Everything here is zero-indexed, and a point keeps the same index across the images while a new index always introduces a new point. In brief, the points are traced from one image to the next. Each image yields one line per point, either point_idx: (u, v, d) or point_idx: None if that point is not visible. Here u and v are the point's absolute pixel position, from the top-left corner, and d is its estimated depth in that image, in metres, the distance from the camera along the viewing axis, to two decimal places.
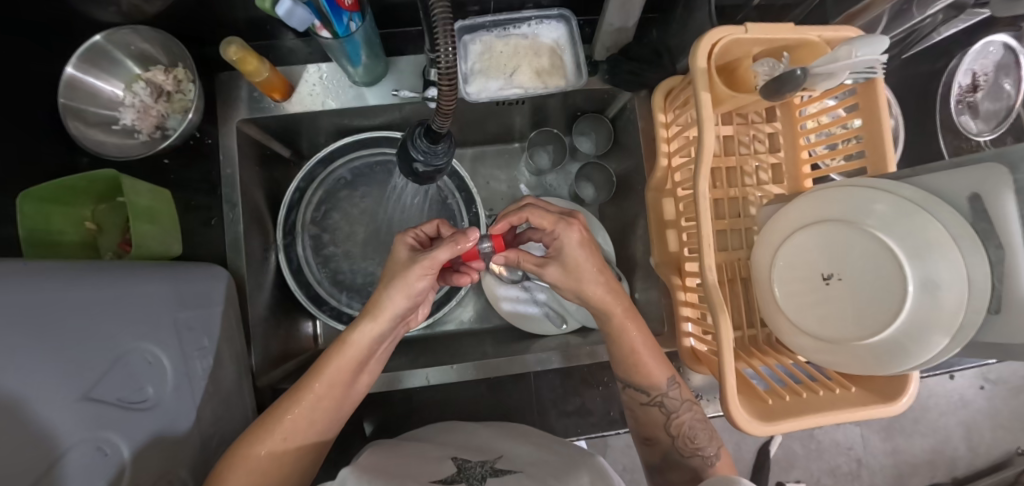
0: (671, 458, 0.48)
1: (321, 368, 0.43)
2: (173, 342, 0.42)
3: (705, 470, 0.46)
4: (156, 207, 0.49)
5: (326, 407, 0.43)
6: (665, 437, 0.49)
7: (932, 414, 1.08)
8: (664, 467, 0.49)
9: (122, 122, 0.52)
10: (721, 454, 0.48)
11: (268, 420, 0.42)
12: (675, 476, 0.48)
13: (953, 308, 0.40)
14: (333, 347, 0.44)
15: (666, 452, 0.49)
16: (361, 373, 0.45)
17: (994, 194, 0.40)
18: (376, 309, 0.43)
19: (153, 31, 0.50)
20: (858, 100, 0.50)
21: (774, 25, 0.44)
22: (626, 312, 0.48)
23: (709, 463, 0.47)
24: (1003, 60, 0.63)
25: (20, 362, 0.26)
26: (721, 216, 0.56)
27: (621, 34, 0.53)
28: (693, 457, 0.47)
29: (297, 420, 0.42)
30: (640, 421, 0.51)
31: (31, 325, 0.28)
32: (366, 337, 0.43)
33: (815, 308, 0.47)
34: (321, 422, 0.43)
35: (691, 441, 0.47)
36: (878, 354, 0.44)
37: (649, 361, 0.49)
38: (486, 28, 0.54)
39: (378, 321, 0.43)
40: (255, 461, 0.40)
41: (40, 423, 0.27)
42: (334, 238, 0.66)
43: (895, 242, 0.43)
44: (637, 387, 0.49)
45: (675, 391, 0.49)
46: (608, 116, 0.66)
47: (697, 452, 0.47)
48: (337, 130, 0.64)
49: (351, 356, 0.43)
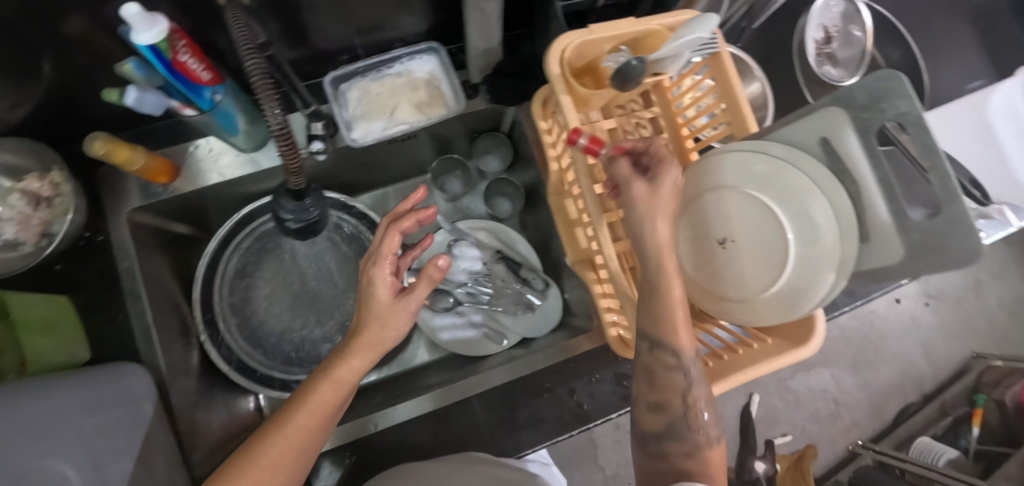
0: (675, 430, 0.42)
1: (306, 400, 0.36)
2: (83, 453, 0.39)
3: (701, 450, 0.42)
4: (49, 315, 0.47)
5: (315, 445, 0.37)
6: (676, 404, 0.42)
7: (890, 340, 1.15)
8: (661, 436, 0.43)
9: (2, 237, 0.50)
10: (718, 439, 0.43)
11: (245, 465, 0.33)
12: (684, 465, 0.41)
13: (830, 247, 0.44)
14: (315, 377, 0.38)
15: (672, 422, 0.42)
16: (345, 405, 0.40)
17: (838, 134, 0.43)
18: (364, 339, 0.38)
19: (22, 141, 0.49)
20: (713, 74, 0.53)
21: (613, 22, 0.47)
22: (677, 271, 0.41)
23: (710, 443, 0.42)
24: (846, 11, 0.70)
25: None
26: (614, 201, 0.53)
27: (489, 56, 0.56)
28: (698, 432, 0.42)
29: (279, 464, 0.34)
30: (654, 385, 0.43)
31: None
32: (352, 372, 0.38)
33: (722, 271, 0.50)
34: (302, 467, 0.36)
35: (701, 415, 0.42)
36: (780, 302, 0.46)
37: (684, 325, 0.41)
38: (361, 74, 0.55)
39: (370, 350, 0.39)
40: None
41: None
42: (258, 306, 0.65)
43: (771, 199, 0.47)
44: (665, 341, 0.41)
45: (699, 364, 0.43)
46: (504, 131, 0.68)
47: (702, 428, 0.42)
48: (240, 198, 0.64)
49: (344, 388, 0.38)
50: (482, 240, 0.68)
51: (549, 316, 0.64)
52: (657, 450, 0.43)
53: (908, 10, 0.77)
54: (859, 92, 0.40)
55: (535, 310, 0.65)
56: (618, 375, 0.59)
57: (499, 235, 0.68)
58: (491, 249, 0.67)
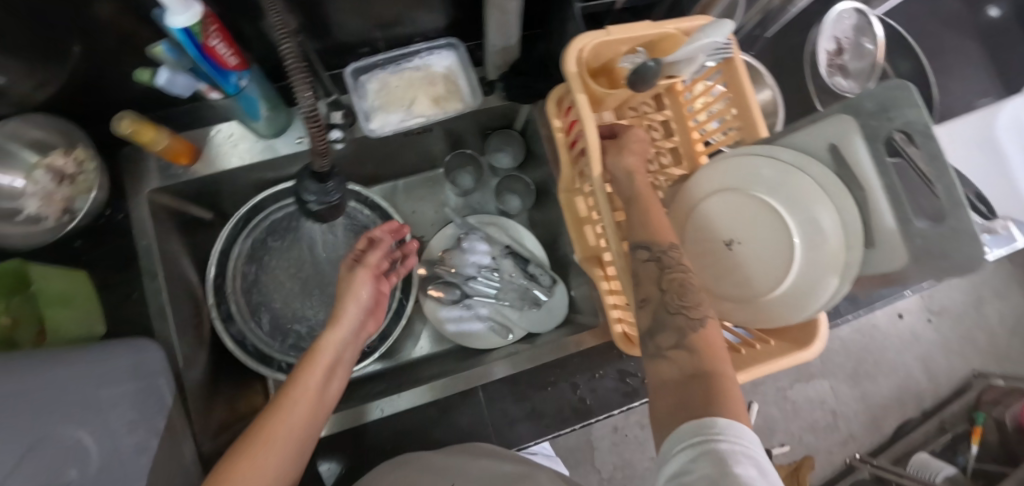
0: (659, 317, 0.39)
1: (298, 373, 0.44)
2: (97, 422, 0.40)
3: (687, 331, 0.37)
4: (71, 290, 0.49)
5: (309, 414, 0.42)
6: (656, 293, 0.40)
7: (890, 353, 1.16)
8: (653, 329, 0.39)
9: (27, 211, 0.52)
10: (707, 323, 0.38)
11: (254, 435, 0.38)
12: (677, 357, 0.36)
13: (836, 251, 0.44)
14: (304, 357, 0.46)
15: (657, 311, 0.39)
16: (332, 384, 0.47)
17: (848, 143, 0.44)
18: (336, 316, 0.51)
19: (48, 118, 0.50)
20: (726, 80, 0.54)
21: (631, 24, 0.48)
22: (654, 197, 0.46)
23: (698, 326, 0.38)
24: (858, 23, 0.70)
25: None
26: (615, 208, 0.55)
27: (507, 53, 0.57)
28: (679, 313, 0.38)
29: (281, 430, 0.40)
30: (636, 282, 0.42)
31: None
32: (330, 340, 0.48)
33: (727, 272, 0.51)
34: (303, 442, 0.41)
35: (682, 297, 0.39)
36: (784, 305, 0.47)
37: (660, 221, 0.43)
38: (381, 66, 0.57)
39: (344, 321, 0.51)
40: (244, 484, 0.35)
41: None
42: (271, 290, 0.67)
43: (777, 202, 0.48)
44: (633, 242, 0.43)
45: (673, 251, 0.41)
46: (516, 129, 0.69)
47: (684, 309, 0.38)
48: (255, 184, 0.65)
49: (326, 358, 0.47)
50: (492, 235, 0.69)
51: (554, 313, 0.66)
52: (651, 346, 0.39)
53: (919, 26, 0.78)
54: (869, 100, 0.41)
55: (540, 306, 0.66)
56: (621, 371, 0.59)
57: (507, 231, 0.70)
58: (499, 244, 0.68)
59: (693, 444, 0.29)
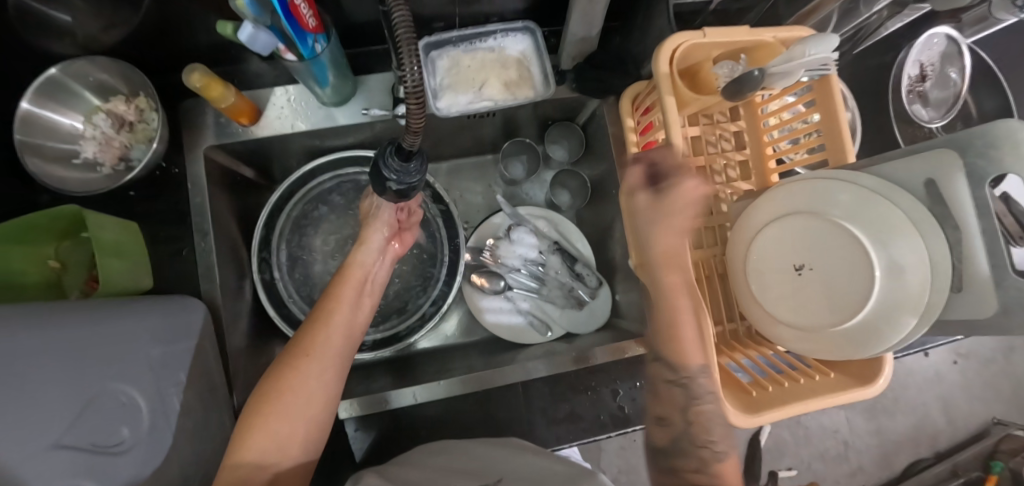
0: (678, 443, 0.43)
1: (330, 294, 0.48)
2: (148, 382, 0.39)
3: (710, 463, 0.42)
4: (125, 241, 0.47)
5: (342, 327, 0.46)
6: (679, 420, 0.43)
7: (911, 391, 1.14)
8: (670, 451, 0.43)
9: (84, 155, 0.51)
10: (728, 454, 0.42)
11: (295, 349, 0.43)
12: (696, 482, 0.41)
13: (918, 290, 0.42)
14: (334, 281, 0.50)
15: (677, 436, 0.43)
16: (363, 303, 0.50)
17: (947, 179, 0.41)
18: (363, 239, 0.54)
19: (113, 61, 0.48)
20: (815, 96, 0.51)
21: (730, 28, 0.45)
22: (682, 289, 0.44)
23: (717, 458, 0.42)
24: (946, 50, 0.66)
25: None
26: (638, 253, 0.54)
27: (585, 44, 0.54)
28: (703, 448, 0.42)
29: (319, 344, 0.44)
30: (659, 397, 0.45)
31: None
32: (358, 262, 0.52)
33: (789, 296, 0.49)
34: (341, 356, 0.45)
35: (705, 432, 0.42)
36: (851, 339, 0.45)
37: (690, 336, 0.43)
38: (454, 43, 0.54)
39: (369, 243, 0.53)
40: (293, 390, 0.40)
41: (16, 473, 0.26)
42: (312, 260, 0.66)
43: (858, 229, 0.45)
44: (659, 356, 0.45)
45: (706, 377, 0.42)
46: (578, 123, 0.67)
47: (708, 444, 0.42)
48: (308, 152, 0.63)
49: (357, 276, 0.51)
50: (540, 229, 0.68)
51: (596, 314, 0.65)
52: (669, 466, 0.43)
53: (1010, 59, 0.73)
54: (979, 136, 0.39)
55: (583, 307, 0.65)
56: None
57: (556, 227, 0.68)
58: (548, 239, 0.67)
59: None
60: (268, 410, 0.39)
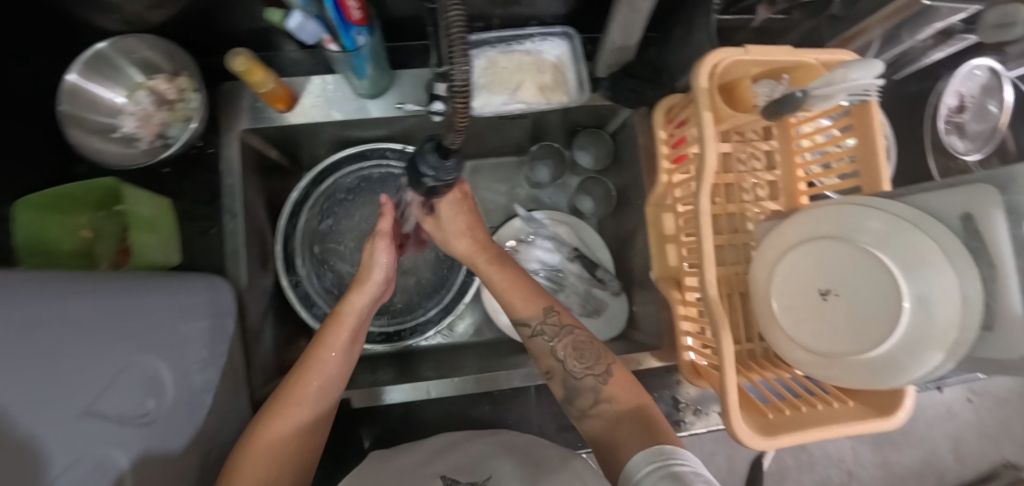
0: (568, 384, 0.47)
1: (316, 341, 0.46)
2: (176, 357, 0.39)
3: (601, 388, 0.45)
4: (156, 217, 0.48)
5: (329, 379, 0.44)
6: (556, 364, 0.48)
7: (921, 425, 1.12)
8: (569, 396, 0.47)
9: (123, 130, 0.51)
10: (612, 371, 0.46)
11: (280, 399, 0.42)
12: (602, 411, 0.44)
13: (947, 324, 0.41)
14: (328, 321, 0.47)
15: (564, 378, 0.47)
16: (353, 349, 0.48)
17: (984, 214, 0.40)
18: (363, 280, 0.50)
19: (159, 39, 0.49)
20: (853, 121, 0.50)
21: (772, 46, 0.45)
22: (490, 259, 0.55)
23: (602, 381, 0.45)
24: (988, 83, 0.64)
25: (15, 372, 0.24)
26: (480, 256, 0.55)
27: (623, 53, 0.54)
28: (584, 377, 0.46)
29: (304, 397, 0.42)
30: (535, 356, 0.51)
31: (26, 333, 0.26)
32: (355, 307, 0.48)
33: (812, 322, 0.47)
34: (325, 407, 0.44)
35: (577, 361, 0.47)
36: (875, 369, 0.44)
37: (516, 296, 0.52)
38: (491, 44, 0.55)
39: (369, 286, 0.50)
40: (282, 444, 0.40)
41: (43, 438, 0.25)
42: (335, 248, 0.66)
43: (890, 258, 0.44)
44: (515, 322, 0.52)
45: (552, 317, 0.50)
46: (608, 130, 0.66)
47: (586, 371, 0.46)
48: (338, 140, 0.64)
49: (348, 323, 0.47)
50: (562, 236, 0.68)
51: (612, 323, 0.65)
52: (578, 410, 0.46)
53: None
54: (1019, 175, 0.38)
55: (599, 316, 0.65)
56: (675, 398, 0.59)
57: (578, 233, 0.68)
58: (569, 246, 0.67)
59: (658, 466, 0.35)
60: (247, 464, 0.38)
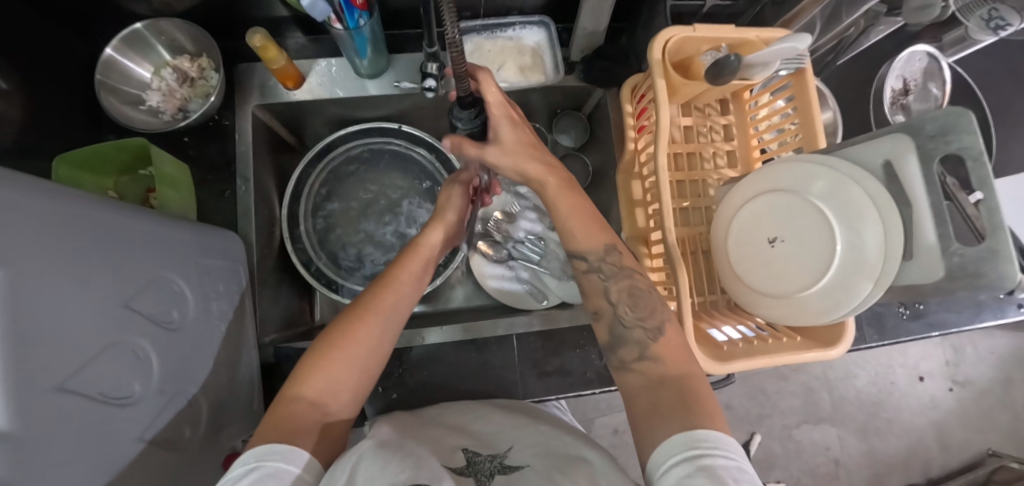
0: (615, 332, 0.46)
1: (396, 265, 0.49)
2: (196, 283, 0.44)
3: (647, 344, 0.44)
4: (177, 175, 0.53)
5: (405, 296, 0.47)
6: (607, 306, 0.47)
7: (905, 414, 1.16)
8: (612, 345, 0.47)
9: (148, 102, 0.58)
10: (665, 328, 0.44)
11: (358, 306, 0.44)
12: (644, 368, 0.43)
13: (873, 261, 0.47)
14: (405, 249, 0.51)
15: (612, 325, 0.47)
16: (425, 277, 0.51)
17: (901, 160, 0.46)
18: (438, 218, 0.56)
19: (186, 24, 0.56)
20: (793, 91, 0.57)
21: (717, 26, 0.52)
22: (559, 186, 0.48)
23: (650, 337, 0.44)
24: (928, 67, 0.71)
25: (70, 251, 0.30)
26: (545, 178, 0.48)
27: (593, 38, 0.62)
28: (634, 329, 0.45)
29: (381, 308, 0.44)
30: (586, 295, 0.50)
31: (77, 225, 0.31)
32: (433, 241, 0.53)
33: (767, 267, 0.53)
34: (398, 322, 0.46)
35: (631, 310, 0.46)
36: (816, 305, 0.50)
37: (579, 228, 0.48)
38: (477, 32, 0.62)
39: (441, 225, 0.55)
40: (354, 345, 0.42)
41: (88, 312, 0.30)
42: (334, 215, 0.71)
43: (828, 208, 0.50)
44: (573, 253, 0.49)
45: (612, 256, 0.48)
46: (585, 112, 0.74)
47: (638, 325, 0.45)
48: (341, 119, 0.70)
49: (425, 253, 0.52)
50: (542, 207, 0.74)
51: None
52: (617, 359, 0.46)
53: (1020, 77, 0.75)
54: (928, 122, 0.43)
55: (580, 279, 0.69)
56: None
57: None
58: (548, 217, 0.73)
59: (689, 457, 0.33)
60: (322, 363, 0.40)
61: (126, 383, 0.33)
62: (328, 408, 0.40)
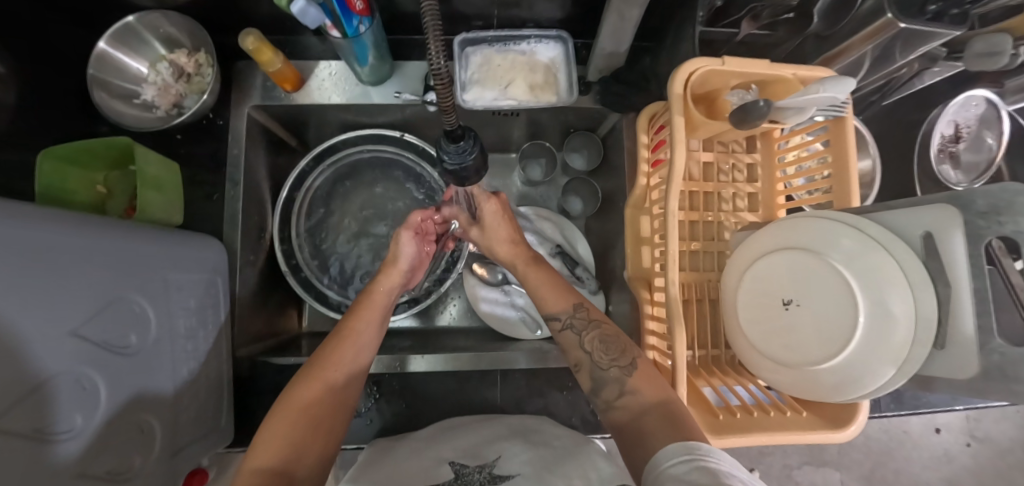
0: (594, 374, 0.45)
1: (351, 316, 0.49)
2: (162, 300, 0.42)
3: (626, 380, 0.43)
4: (163, 177, 0.51)
5: (362, 349, 0.47)
6: (582, 355, 0.47)
7: (915, 466, 1.01)
8: (597, 388, 0.45)
9: (143, 97, 0.56)
10: (638, 363, 0.44)
11: (312, 367, 0.44)
12: (628, 403, 0.41)
13: (900, 343, 0.41)
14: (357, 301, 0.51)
15: (592, 370, 0.46)
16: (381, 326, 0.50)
17: (944, 235, 0.40)
18: (391, 264, 0.54)
19: (182, 17, 0.54)
20: (829, 136, 0.51)
21: (750, 60, 0.46)
22: (527, 260, 0.55)
23: (625, 373, 0.43)
24: (985, 114, 0.63)
25: (13, 283, 0.28)
26: (513, 251, 0.56)
27: (613, 59, 0.57)
28: (609, 368, 0.44)
29: (337, 360, 0.45)
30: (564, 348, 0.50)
31: (22, 253, 0.29)
32: (383, 289, 0.52)
33: (779, 334, 0.47)
34: (353, 371, 0.45)
35: (604, 354, 0.45)
36: (828, 382, 0.44)
37: (548, 291, 0.52)
38: (488, 42, 0.58)
39: (394, 272, 0.54)
40: (315, 401, 0.41)
41: (23, 350, 0.28)
42: (329, 222, 0.69)
43: (852, 276, 0.44)
44: (547, 316, 0.51)
45: (581, 312, 0.49)
46: (599, 134, 0.69)
47: (612, 363, 0.44)
48: (344, 124, 0.67)
49: (378, 301, 0.51)
50: (546, 231, 0.70)
51: None
52: (602, 400, 0.44)
53: None
54: (982, 197, 0.38)
55: None
56: None
57: (562, 231, 0.71)
58: (551, 242, 0.69)
59: (687, 459, 0.32)
60: (282, 421, 0.39)
61: (65, 418, 0.31)
62: (296, 472, 0.36)
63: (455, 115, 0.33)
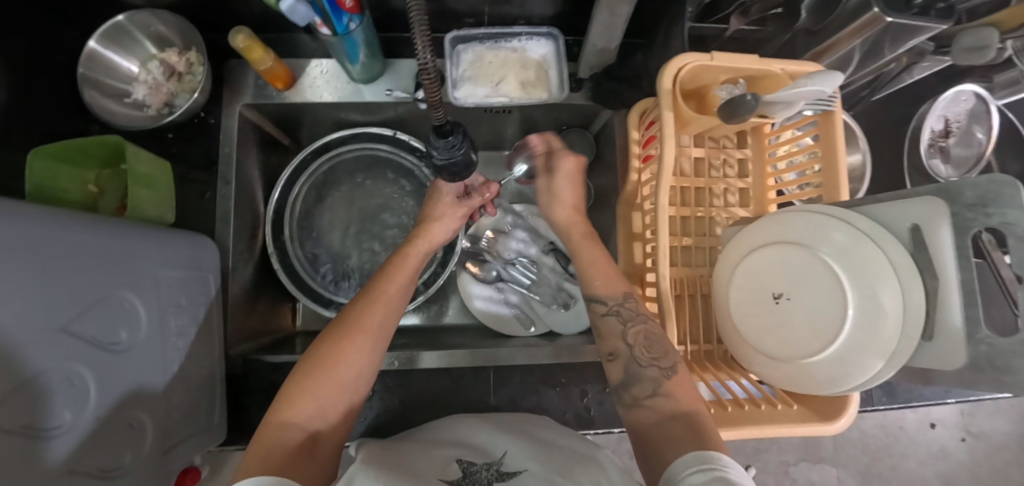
0: (631, 372, 0.44)
1: (382, 278, 0.49)
2: (152, 298, 0.42)
3: (662, 382, 0.42)
4: (155, 175, 0.51)
5: (391, 313, 0.47)
6: (623, 348, 0.46)
7: (911, 462, 1.02)
8: (627, 383, 0.45)
9: (134, 96, 0.56)
10: (679, 367, 0.43)
11: (341, 328, 0.44)
12: (658, 404, 0.41)
13: (888, 336, 0.41)
14: (388, 263, 0.51)
15: (628, 365, 0.45)
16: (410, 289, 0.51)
17: (932, 228, 0.40)
18: (426, 231, 0.55)
19: (172, 15, 0.54)
20: (818, 130, 0.51)
21: (739, 55, 0.46)
22: (585, 232, 0.57)
23: (666, 375, 0.43)
24: (974, 109, 0.64)
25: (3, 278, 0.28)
26: (575, 227, 0.58)
27: (604, 55, 0.57)
28: (649, 366, 0.43)
29: (367, 323, 0.44)
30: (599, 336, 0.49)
31: (10, 248, 0.29)
32: (416, 253, 0.53)
33: (770, 327, 0.47)
34: (386, 335, 0.45)
35: (648, 351, 0.44)
36: (819, 375, 0.44)
37: (604, 272, 0.51)
38: (480, 40, 0.58)
39: (429, 236, 0.55)
40: (342, 366, 0.41)
41: (14, 345, 0.28)
42: (322, 221, 0.69)
43: (841, 270, 0.44)
44: (591, 299, 0.51)
45: (631, 302, 0.48)
46: (593, 131, 0.69)
47: (654, 362, 0.43)
48: (336, 123, 0.67)
49: (410, 264, 0.51)
50: (538, 229, 0.71)
51: (583, 314, 0.66)
52: (630, 397, 0.44)
53: None
54: (968, 189, 0.38)
55: (569, 308, 0.66)
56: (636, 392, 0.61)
57: None
58: (544, 239, 0.70)
59: (703, 469, 0.33)
60: (309, 383, 0.40)
61: (54, 414, 0.31)
62: (320, 431, 0.39)
63: (444, 111, 0.33)
